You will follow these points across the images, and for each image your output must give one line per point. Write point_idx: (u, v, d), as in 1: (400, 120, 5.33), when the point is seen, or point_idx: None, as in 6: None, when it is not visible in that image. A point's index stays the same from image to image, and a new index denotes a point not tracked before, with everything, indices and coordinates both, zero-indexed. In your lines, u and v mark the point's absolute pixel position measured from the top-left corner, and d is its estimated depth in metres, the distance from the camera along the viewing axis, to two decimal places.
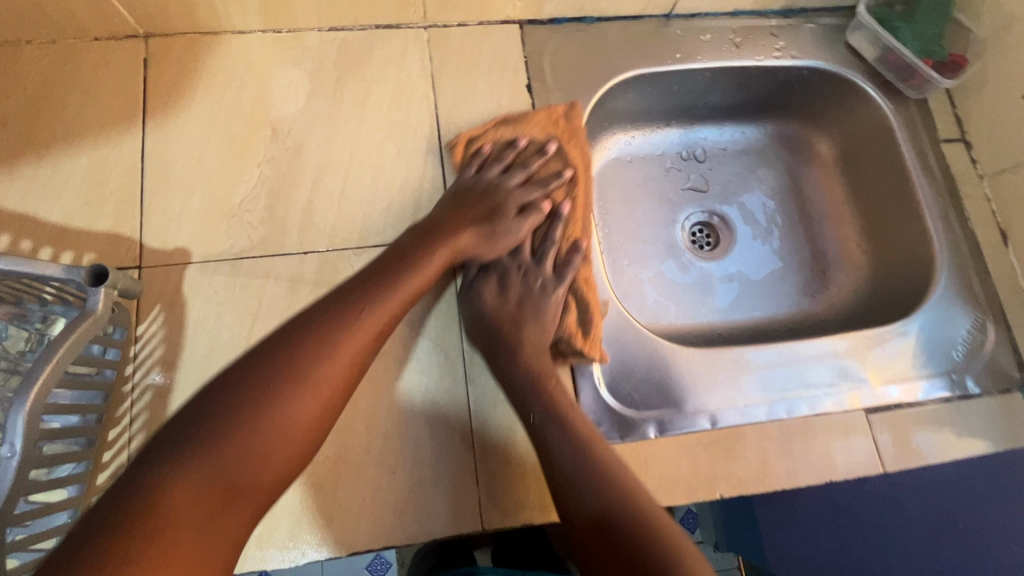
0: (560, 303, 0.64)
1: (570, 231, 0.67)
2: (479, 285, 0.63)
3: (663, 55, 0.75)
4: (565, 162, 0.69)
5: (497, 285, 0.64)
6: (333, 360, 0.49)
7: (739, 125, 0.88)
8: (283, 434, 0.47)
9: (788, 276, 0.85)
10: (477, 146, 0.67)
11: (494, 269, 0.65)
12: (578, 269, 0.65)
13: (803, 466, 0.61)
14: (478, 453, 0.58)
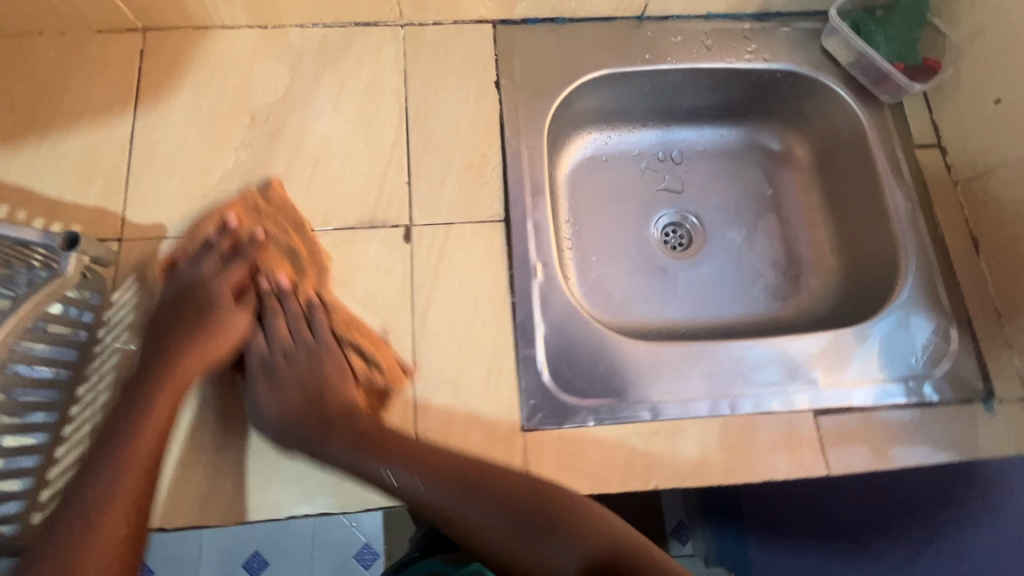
0: (334, 362, 0.63)
1: (297, 292, 0.65)
2: (257, 398, 0.60)
3: (633, 55, 0.77)
4: (257, 229, 0.65)
5: (266, 389, 0.61)
6: (179, 365, 0.58)
7: (717, 127, 0.89)
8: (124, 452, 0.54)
9: (759, 278, 0.85)
10: (222, 234, 0.65)
11: (267, 367, 0.63)
12: (330, 319, 0.64)
13: (744, 462, 0.61)
14: (419, 429, 0.60)
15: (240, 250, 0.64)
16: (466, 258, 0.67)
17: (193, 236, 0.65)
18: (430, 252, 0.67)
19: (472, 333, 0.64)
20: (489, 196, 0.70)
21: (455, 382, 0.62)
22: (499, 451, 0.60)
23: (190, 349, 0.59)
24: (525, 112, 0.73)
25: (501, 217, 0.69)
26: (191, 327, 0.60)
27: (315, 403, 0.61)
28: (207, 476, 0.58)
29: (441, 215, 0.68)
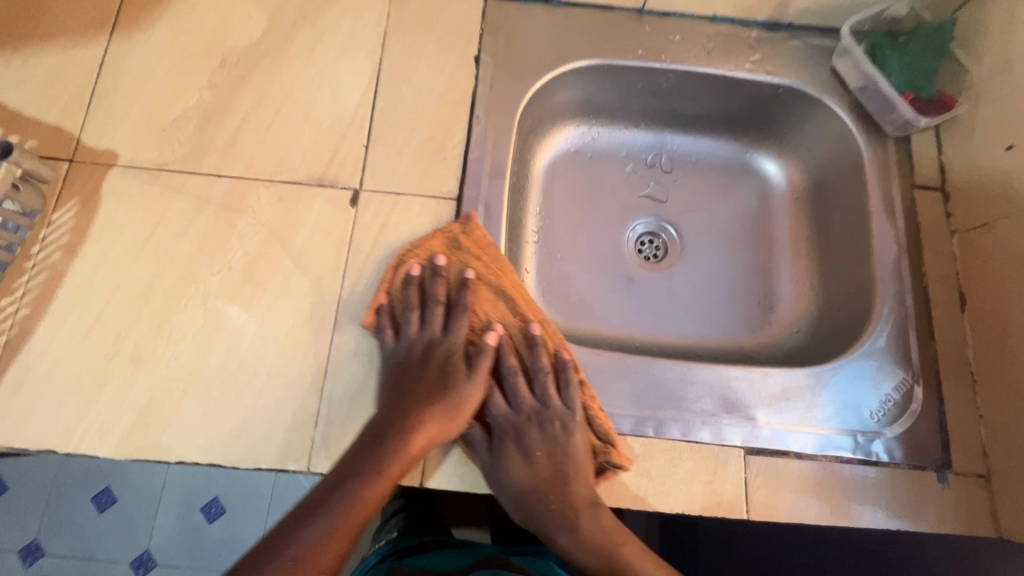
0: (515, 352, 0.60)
1: (545, 345, 0.61)
2: (502, 461, 0.56)
3: (625, 49, 0.73)
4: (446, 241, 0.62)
5: (519, 453, 0.57)
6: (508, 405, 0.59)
7: (713, 139, 0.84)
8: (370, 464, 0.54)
9: (730, 304, 0.81)
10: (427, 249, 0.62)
11: (500, 433, 0.58)
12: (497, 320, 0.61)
13: (657, 490, 0.57)
14: (326, 396, 0.58)
15: (455, 297, 0.61)
16: (409, 231, 0.64)
17: (389, 299, 0.61)
18: (373, 219, 0.65)
19: (396, 308, 0.61)
20: (446, 171, 0.67)
21: (371, 354, 0.60)
22: None
23: (426, 430, 0.55)
24: (501, 91, 0.70)
25: (455, 195, 0.66)
26: (418, 394, 0.56)
27: (561, 475, 0.56)
28: (105, 407, 0.57)
29: (393, 183, 0.66)
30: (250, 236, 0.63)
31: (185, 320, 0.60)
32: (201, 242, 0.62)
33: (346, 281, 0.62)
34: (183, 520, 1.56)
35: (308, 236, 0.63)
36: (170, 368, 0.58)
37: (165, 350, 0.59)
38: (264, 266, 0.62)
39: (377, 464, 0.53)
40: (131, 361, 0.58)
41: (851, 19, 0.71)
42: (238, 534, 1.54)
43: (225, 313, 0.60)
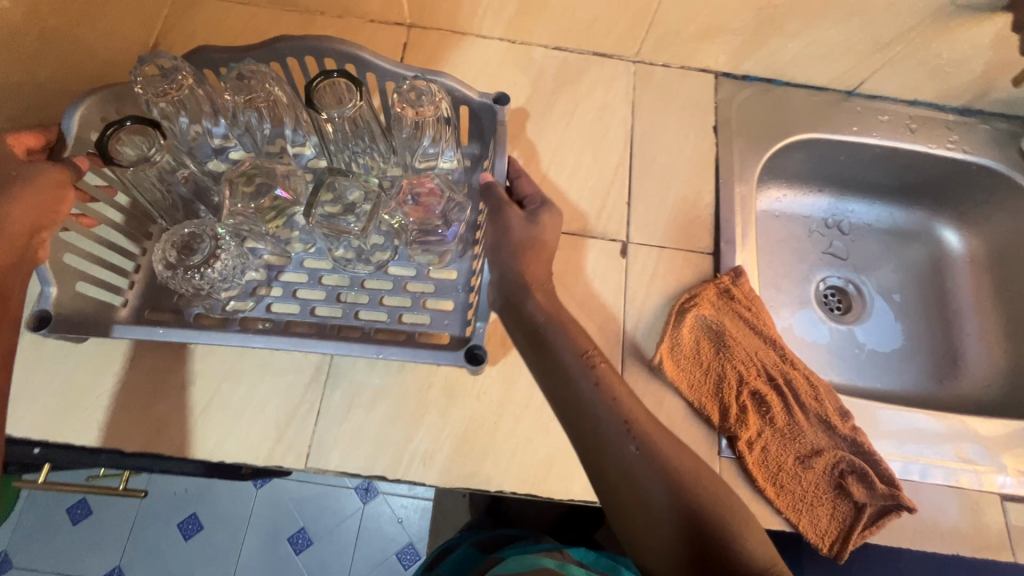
0: (785, 394, 0.66)
1: (810, 389, 0.67)
2: (789, 500, 0.61)
3: (842, 125, 0.83)
4: (703, 292, 0.69)
5: (805, 492, 0.62)
6: (793, 443, 0.64)
7: (891, 206, 0.93)
8: None
9: (917, 357, 0.87)
10: (693, 301, 0.68)
11: (784, 475, 0.62)
12: (758, 364, 0.67)
13: (934, 530, 0.63)
14: None
15: (723, 343, 0.67)
16: (677, 282, 0.71)
17: (672, 335, 0.66)
18: (643, 269, 0.71)
19: (674, 352, 0.66)
20: (699, 228, 0.74)
21: (659, 395, 0.65)
22: None
23: None
24: (739, 159, 0.78)
25: (711, 250, 0.73)
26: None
27: (846, 514, 0.62)
28: (425, 437, 0.61)
29: (656, 238, 0.73)
30: None
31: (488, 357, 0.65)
32: None
33: (627, 325, 0.68)
34: (269, 553, 1.32)
35: (588, 282, 0.69)
36: (478, 401, 0.63)
37: (475, 383, 0.63)
38: None
39: None
40: (444, 394, 0.63)
41: None
42: None
43: None
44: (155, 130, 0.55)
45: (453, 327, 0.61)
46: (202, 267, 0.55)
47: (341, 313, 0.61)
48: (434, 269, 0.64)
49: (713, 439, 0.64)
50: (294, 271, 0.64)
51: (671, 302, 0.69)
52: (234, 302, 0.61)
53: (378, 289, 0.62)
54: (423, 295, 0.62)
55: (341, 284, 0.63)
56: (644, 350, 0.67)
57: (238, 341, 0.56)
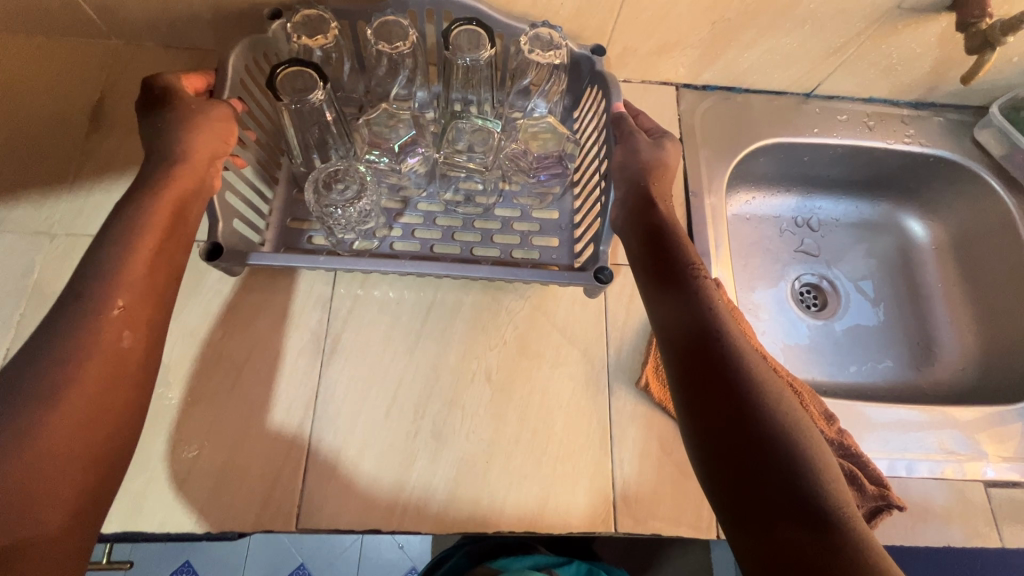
0: None
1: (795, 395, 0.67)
2: None
3: (803, 128, 0.84)
4: None
5: None
6: None
7: (856, 200, 0.95)
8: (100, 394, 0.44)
9: (894, 347, 0.89)
10: None
11: None
12: None
13: (923, 524, 0.64)
14: (617, 459, 0.63)
15: None
16: None
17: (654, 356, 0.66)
18: (622, 289, 0.71)
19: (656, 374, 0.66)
20: None
21: (648, 416, 0.65)
22: (691, 490, 0.62)
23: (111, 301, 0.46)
24: (707, 169, 0.79)
25: None
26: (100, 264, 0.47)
27: None
28: (418, 484, 0.60)
29: None
30: (517, 311, 0.68)
31: (474, 395, 0.64)
32: (475, 319, 0.67)
33: (610, 348, 0.68)
34: None
35: (569, 307, 0.69)
36: (469, 441, 0.62)
37: (465, 422, 0.63)
38: (537, 337, 0.67)
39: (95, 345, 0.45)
40: (433, 438, 0.62)
41: (1000, 100, 0.85)
42: None
43: (512, 383, 0.65)
44: (315, 75, 0.59)
45: (562, 258, 0.69)
46: (342, 205, 0.64)
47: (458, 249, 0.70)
48: (535, 210, 0.73)
49: None
50: (411, 214, 0.71)
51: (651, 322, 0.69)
52: (359, 241, 0.68)
53: (488, 229, 0.71)
54: (529, 232, 0.71)
55: (455, 224, 0.71)
56: (629, 371, 0.67)
57: (396, 267, 0.61)
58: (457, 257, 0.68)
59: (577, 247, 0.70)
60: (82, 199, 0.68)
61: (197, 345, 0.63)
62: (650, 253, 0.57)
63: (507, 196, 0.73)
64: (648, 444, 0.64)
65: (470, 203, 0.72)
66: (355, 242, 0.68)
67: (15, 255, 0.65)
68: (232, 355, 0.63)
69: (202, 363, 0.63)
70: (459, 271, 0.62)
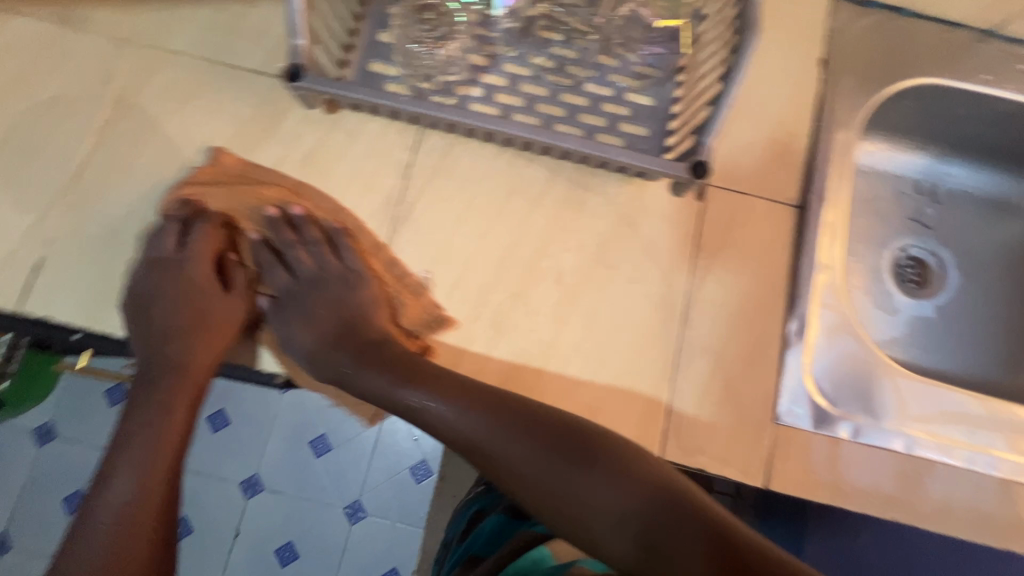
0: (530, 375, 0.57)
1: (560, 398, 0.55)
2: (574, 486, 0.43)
3: (972, 72, 0.71)
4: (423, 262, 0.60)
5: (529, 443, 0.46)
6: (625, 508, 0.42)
7: (999, 174, 0.82)
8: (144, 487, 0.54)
9: (989, 343, 0.81)
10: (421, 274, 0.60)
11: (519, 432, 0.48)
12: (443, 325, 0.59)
13: (983, 523, 0.60)
14: (675, 388, 0.59)
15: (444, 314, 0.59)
16: (755, 235, 0.64)
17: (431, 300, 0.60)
18: (720, 216, 0.64)
19: (734, 310, 0.62)
20: (788, 176, 0.66)
21: (718, 353, 0.61)
22: (748, 435, 0.59)
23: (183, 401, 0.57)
24: (846, 100, 0.68)
25: (797, 203, 0.65)
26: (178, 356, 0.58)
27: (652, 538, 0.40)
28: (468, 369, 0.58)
29: (738, 182, 0.65)
30: (601, 217, 0.63)
31: (541, 295, 0.60)
32: (555, 219, 0.62)
33: (694, 277, 0.62)
34: (283, 456, 1.15)
35: (659, 224, 0.63)
36: (525, 340, 0.59)
37: (524, 319, 0.60)
38: (618, 247, 0.62)
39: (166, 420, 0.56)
40: (492, 331, 0.59)
41: None
42: (341, 480, 1.13)
43: (581, 293, 0.61)
44: None
45: (651, 150, 0.64)
46: (430, 46, 0.65)
47: (539, 121, 0.65)
48: (632, 92, 0.66)
49: (771, 404, 0.60)
50: (496, 73, 0.65)
51: (741, 257, 0.63)
52: (438, 94, 0.64)
53: (575, 104, 0.65)
54: (619, 117, 0.65)
55: (539, 94, 0.65)
56: (709, 306, 0.62)
57: (483, 121, 0.59)
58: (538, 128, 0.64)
59: (669, 141, 0.64)
60: (170, 11, 0.64)
61: (268, 187, 0.61)
62: (791, 231, 0.65)
63: (603, 71, 0.66)
64: (713, 380, 0.60)
65: (563, 73, 0.66)
66: (434, 94, 0.64)
67: (98, 59, 0.63)
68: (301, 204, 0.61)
69: (271, 208, 0.60)
70: (549, 139, 0.60)
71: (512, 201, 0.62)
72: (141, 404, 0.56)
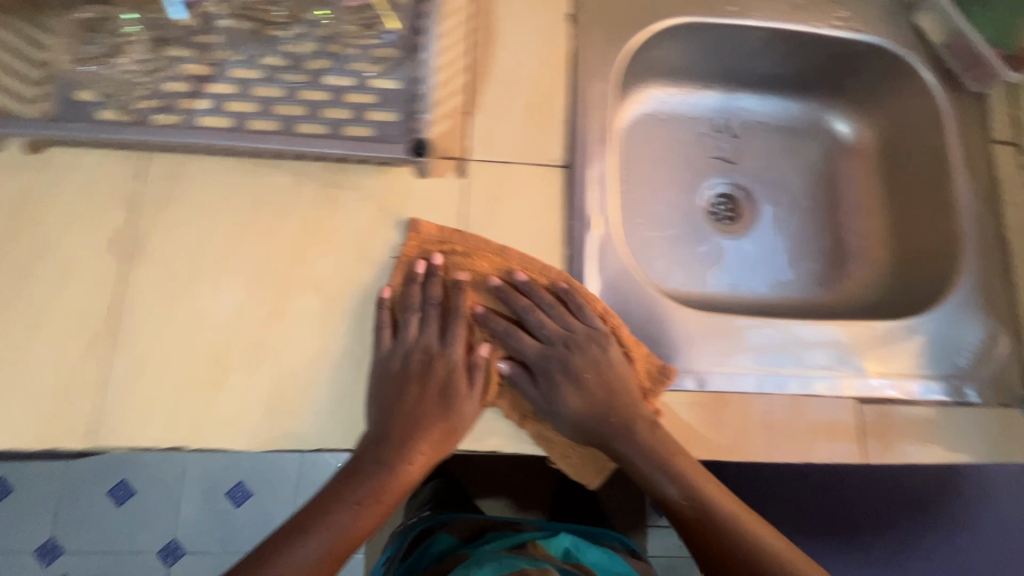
0: (581, 327, 0.59)
1: (592, 306, 0.60)
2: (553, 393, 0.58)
3: (717, 5, 0.72)
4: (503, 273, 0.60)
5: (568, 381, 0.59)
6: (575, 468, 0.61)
7: (784, 98, 0.84)
8: (332, 535, 0.54)
9: (804, 263, 0.82)
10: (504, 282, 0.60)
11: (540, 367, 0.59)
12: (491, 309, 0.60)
13: (786, 442, 0.60)
14: (459, 374, 0.58)
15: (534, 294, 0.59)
16: (523, 202, 0.62)
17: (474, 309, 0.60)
18: (484, 189, 0.62)
19: (511, 282, 0.60)
20: (551, 137, 0.65)
21: (499, 329, 0.59)
22: (540, 405, 0.58)
23: (422, 451, 0.56)
24: (596, 50, 0.67)
25: (563, 163, 0.64)
26: (423, 423, 0.56)
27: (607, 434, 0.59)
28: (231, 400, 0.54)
29: (499, 151, 0.63)
30: (358, 213, 0.60)
31: (303, 307, 0.57)
32: (308, 224, 0.59)
33: (466, 257, 0.60)
34: (209, 508, 1.20)
35: (421, 209, 0.60)
36: (293, 356, 0.56)
37: (289, 336, 0.57)
38: (381, 241, 0.59)
39: (397, 472, 0.55)
40: (255, 353, 0.56)
41: None
42: (275, 519, 1.19)
43: (347, 296, 0.58)
44: None
45: (399, 135, 0.61)
46: (105, 61, 0.59)
47: (278, 124, 0.60)
48: (375, 77, 0.62)
49: (560, 369, 0.59)
50: (222, 81, 0.61)
51: (512, 228, 0.62)
52: (158, 113, 0.59)
53: (315, 100, 0.62)
54: (364, 105, 0.62)
55: (273, 95, 0.61)
56: (484, 283, 0.60)
57: (168, 134, 0.56)
58: (273, 131, 0.59)
59: (415, 122, 0.61)
60: None
61: None
62: (559, 192, 0.63)
63: (342, 61, 0.63)
64: (497, 357, 0.58)
65: (298, 69, 0.62)
66: (153, 113, 0.59)
67: None
68: (19, 260, 0.55)
69: None
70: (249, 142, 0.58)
71: (259, 214, 0.59)
72: (361, 466, 0.55)
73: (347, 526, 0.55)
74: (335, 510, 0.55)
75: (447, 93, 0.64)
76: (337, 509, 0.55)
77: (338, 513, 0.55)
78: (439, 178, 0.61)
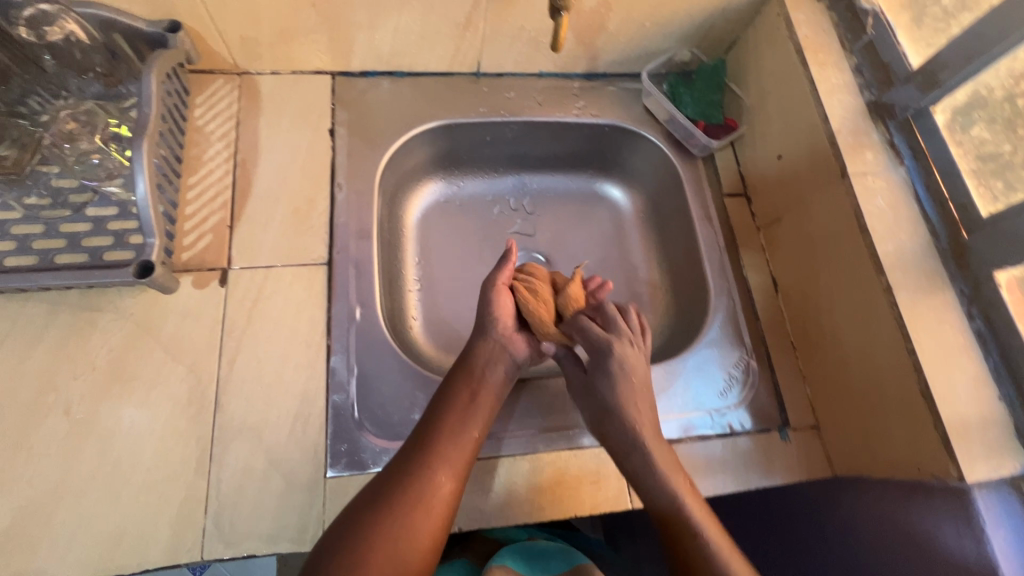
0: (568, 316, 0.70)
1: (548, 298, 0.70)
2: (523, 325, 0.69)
3: (468, 108, 0.82)
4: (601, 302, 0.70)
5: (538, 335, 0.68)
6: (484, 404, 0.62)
7: (567, 174, 0.93)
8: (417, 510, 0.53)
9: None
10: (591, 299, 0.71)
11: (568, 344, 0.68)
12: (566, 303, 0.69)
13: (551, 499, 0.62)
14: (213, 481, 0.58)
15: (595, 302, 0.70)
16: (284, 302, 0.66)
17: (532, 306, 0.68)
18: (245, 295, 0.66)
19: (272, 380, 0.63)
20: (313, 238, 0.70)
21: (257, 428, 0.60)
22: (298, 499, 0.58)
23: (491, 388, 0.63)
24: (356, 162, 0.76)
25: (325, 261, 0.69)
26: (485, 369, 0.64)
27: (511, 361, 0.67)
28: None
29: (261, 258, 0.68)
30: (114, 332, 0.62)
31: (47, 435, 0.57)
32: (57, 350, 0.60)
33: (223, 361, 0.63)
34: None
35: (180, 321, 0.63)
36: (29, 488, 0.55)
37: (28, 466, 0.56)
38: (137, 357, 0.61)
39: (469, 409, 0.61)
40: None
41: (649, 68, 0.85)
42: None
43: (95, 417, 0.58)
44: None
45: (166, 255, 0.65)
46: None
47: (35, 258, 0.63)
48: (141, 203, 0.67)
49: (319, 459, 0.60)
50: None
51: (273, 327, 0.65)
52: None
53: (76, 232, 0.65)
54: (126, 231, 0.66)
55: (34, 231, 0.64)
56: (241, 385, 0.62)
57: None
58: (28, 267, 0.61)
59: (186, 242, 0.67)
60: None
61: None
62: (321, 289, 0.68)
63: (107, 191, 0.67)
64: (255, 454, 0.59)
65: (61, 203, 0.65)
66: None
67: None
68: None
69: None
70: None
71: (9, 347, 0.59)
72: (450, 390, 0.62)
73: (416, 498, 0.54)
74: (425, 469, 0.55)
75: (209, 211, 0.69)
76: (421, 469, 0.55)
77: (420, 467, 0.56)
78: (201, 291, 0.65)
